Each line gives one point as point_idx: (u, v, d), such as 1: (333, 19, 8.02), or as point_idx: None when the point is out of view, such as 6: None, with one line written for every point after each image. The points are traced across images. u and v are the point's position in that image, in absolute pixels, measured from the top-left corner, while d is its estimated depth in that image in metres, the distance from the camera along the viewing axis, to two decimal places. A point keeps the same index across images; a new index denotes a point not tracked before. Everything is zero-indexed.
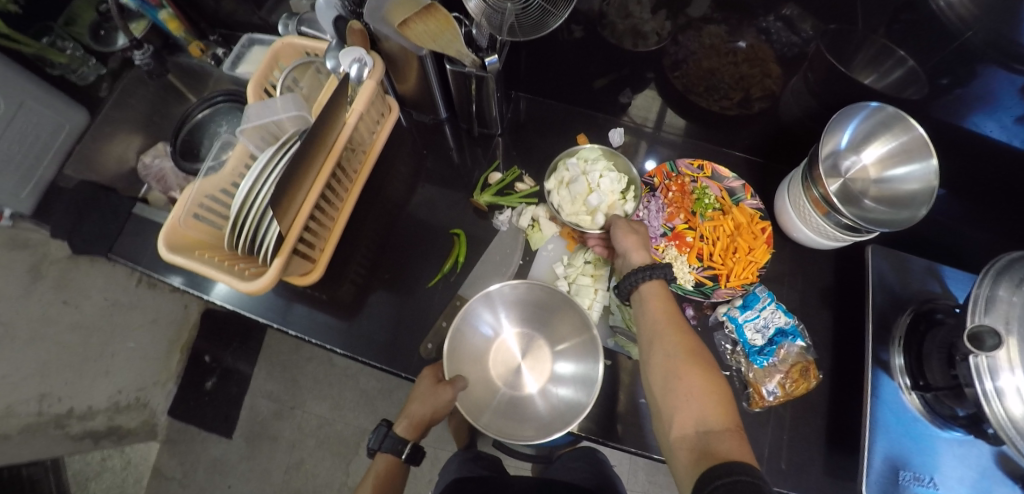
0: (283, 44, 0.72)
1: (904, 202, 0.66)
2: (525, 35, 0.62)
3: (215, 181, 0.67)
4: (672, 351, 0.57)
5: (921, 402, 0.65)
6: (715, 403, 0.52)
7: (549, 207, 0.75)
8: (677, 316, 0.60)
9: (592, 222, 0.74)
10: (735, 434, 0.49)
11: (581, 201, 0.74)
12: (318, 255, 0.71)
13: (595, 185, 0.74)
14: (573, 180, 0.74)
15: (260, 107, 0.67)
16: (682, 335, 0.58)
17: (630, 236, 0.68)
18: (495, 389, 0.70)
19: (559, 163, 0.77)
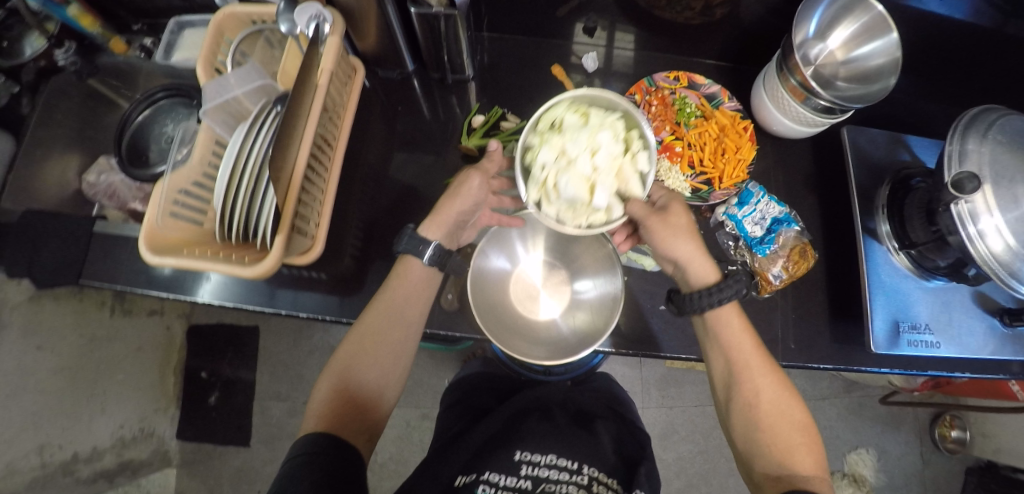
0: (225, 16, 0.66)
1: (873, 76, 0.70)
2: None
3: (186, 173, 0.62)
4: (766, 389, 0.62)
5: (909, 261, 0.71)
6: (797, 447, 0.58)
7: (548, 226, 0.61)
8: (760, 355, 0.64)
9: (608, 217, 0.61)
10: (823, 478, 0.56)
11: (584, 203, 0.60)
12: (315, 231, 0.69)
13: (592, 172, 0.60)
14: (563, 184, 0.59)
15: (217, 86, 0.62)
16: (766, 377, 0.62)
17: (681, 244, 0.64)
18: (523, 316, 0.73)
19: (531, 164, 0.61)
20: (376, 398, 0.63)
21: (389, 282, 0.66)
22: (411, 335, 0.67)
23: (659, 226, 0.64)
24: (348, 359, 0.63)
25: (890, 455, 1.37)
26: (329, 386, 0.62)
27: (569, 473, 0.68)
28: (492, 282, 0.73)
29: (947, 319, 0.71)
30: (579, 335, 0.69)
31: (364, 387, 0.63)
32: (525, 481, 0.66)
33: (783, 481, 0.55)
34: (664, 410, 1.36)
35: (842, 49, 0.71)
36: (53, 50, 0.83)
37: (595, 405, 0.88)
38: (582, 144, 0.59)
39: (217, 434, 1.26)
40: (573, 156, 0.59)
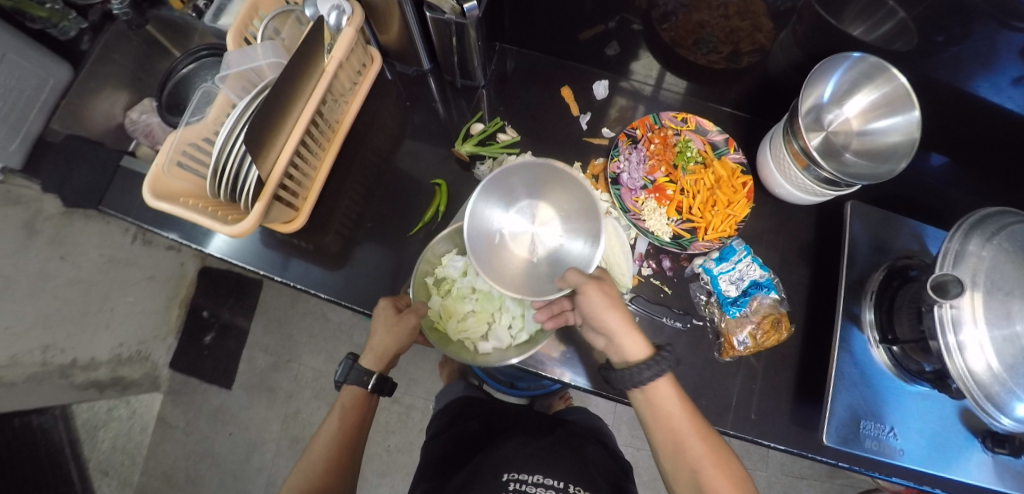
0: None
1: (884, 155, 0.66)
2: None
3: (197, 129, 0.68)
4: (697, 458, 0.59)
5: (888, 357, 0.67)
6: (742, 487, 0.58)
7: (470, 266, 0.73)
8: (694, 411, 0.61)
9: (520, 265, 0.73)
10: None
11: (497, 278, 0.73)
12: (301, 204, 0.73)
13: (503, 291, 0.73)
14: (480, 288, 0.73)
15: (240, 54, 0.67)
16: (703, 437, 0.60)
17: (613, 318, 0.62)
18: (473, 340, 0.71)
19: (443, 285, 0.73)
20: (351, 467, 0.68)
21: (334, 407, 0.71)
22: (359, 453, 0.70)
23: (591, 295, 0.61)
24: (335, 431, 0.68)
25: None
26: (316, 455, 0.67)
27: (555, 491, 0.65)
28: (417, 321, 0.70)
29: (917, 427, 0.67)
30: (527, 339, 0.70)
31: (342, 463, 0.67)
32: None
33: None
34: (630, 449, 1.33)
35: (860, 119, 0.67)
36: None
37: (582, 430, 0.89)
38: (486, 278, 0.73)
39: (205, 372, 1.35)
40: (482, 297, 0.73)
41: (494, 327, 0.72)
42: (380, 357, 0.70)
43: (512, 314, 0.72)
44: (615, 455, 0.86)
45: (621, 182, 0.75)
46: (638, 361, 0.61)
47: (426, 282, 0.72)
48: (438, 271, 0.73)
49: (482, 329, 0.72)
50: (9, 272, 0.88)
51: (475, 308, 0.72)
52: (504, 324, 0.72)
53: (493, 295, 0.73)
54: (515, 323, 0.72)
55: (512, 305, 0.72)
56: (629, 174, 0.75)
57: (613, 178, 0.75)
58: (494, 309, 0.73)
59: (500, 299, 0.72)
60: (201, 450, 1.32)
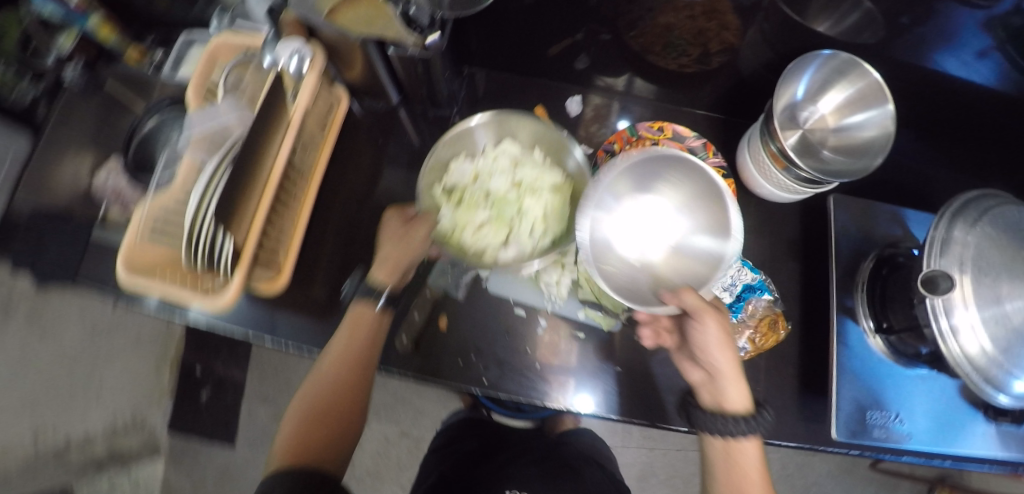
0: (220, 44, 0.68)
1: (861, 150, 0.66)
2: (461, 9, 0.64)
3: (168, 197, 0.64)
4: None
5: (886, 344, 0.67)
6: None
7: (481, 163, 0.71)
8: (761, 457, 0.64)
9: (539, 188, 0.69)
10: None
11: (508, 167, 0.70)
12: (282, 261, 0.69)
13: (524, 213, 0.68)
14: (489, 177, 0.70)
15: (201, 116, 0.65)
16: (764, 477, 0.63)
17: (726, 358, 0.61)
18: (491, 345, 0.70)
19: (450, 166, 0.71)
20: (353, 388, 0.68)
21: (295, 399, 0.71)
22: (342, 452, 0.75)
23: (709, 327, 0.59)
24: (337, 350, 0.65)
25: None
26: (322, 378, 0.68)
27: None
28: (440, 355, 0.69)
29: (922, 407, 0.67)
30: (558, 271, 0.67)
31: (351, 381, 0.67)
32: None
33: None
34: (644, 453, 1.32)
35: (835, 115, 0.68)
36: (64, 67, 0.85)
37: (579, 456, 0.92)
38: (500, 180, 0.70)
39: (205, 431, 1.32)
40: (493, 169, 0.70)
41: (514, 234, 0.68)
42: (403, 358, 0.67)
43: (533, 217, 0.68)
44: (614, 479, 0.91)
45: None
46: (742, 409, 0.62)
47: (435, 192, 0.69)
48: (447, 182, 0.70)
49: (502, 235, 0.67)
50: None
51: (490, 216, 0.68)
52: (523, 229, 0.67)
53: (509, 198, 0.69)
54: (538, 227, 0.68)
55: (530, 208, 0.68)
56: None
57: None
58: (512, 218, 0.68)
59: (517, 202, 0.68)
60: None
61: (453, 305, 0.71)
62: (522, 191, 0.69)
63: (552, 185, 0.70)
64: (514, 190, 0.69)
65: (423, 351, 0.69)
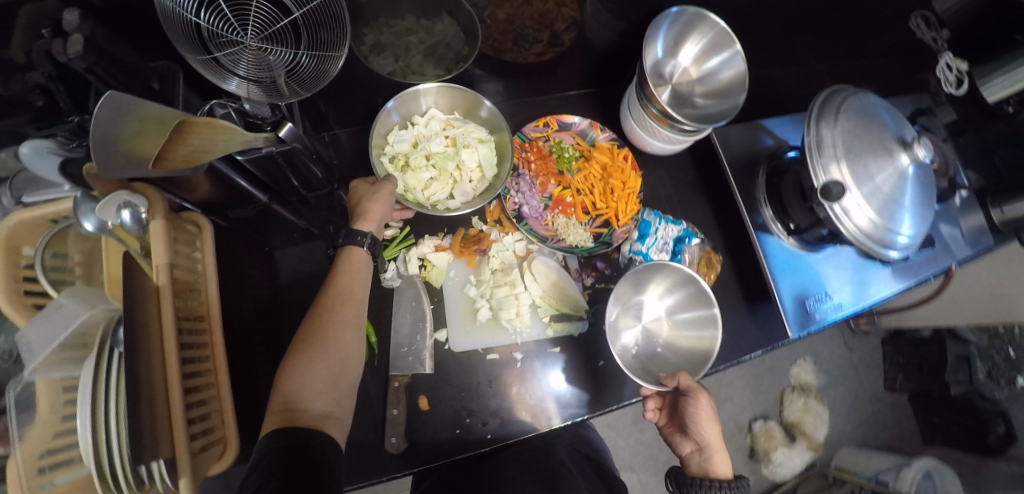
0: (11, 227, 0.54)
1: (726, 91, 0.71)
2: (308, 89, 0.58)
3: (38, 435, 0.49)
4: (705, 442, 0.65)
5: (797, 240, 0.76)
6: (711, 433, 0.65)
7: (418, 134, 0.70)
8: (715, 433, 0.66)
9: (477, 150, 0.70)
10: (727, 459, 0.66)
11: (442, 132, 0.71)
12: (222, 430, 0.60)
13: (464, 163, 0.70)
14: (428, 139, 0.70)
15: (39, 325, 0.51)
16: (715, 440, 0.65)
17: (710, 428, 0.65)
18: (470, 372, 0.68)
19: (384, 140, 0.70)
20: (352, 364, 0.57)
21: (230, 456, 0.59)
22: None
23: (699, 401, 0.64)
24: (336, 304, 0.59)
25: (822, 352, 1.36)
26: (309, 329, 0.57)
27: None
28: (424, 427, 0.64)
29: (839, 277, 0.77)
30: (487, 184, 0.72)
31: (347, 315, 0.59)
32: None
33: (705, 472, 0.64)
34: None
35: (695, 65, 0.72)
36: None
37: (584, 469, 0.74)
38: (437, 140, 0.70)
39: None
40: (429, 139, 0.70)
41: (458, 185, 0.71)
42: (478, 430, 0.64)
43: (471, 168, 0.70)
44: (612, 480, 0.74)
45: (525, 215, 0.73)
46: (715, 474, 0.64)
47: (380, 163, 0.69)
48: (388, 151, 0.70)
49: (448, 188, 0.71)
50: None
51: (434, 172, 0.70)
52: (465, 178, 0.70)
53: (447, 153, 0.70)
54: (476, 174, 0.71)
55: (468, 157, 0.70)
56: (529, 203, 0.73)
57: (516, 215, 0.73)
58: (452, 167, 0.70)
59: (455, 154, 0.70)
60: None
61: (425, 381, 0.67)
62: (459, 151, 0.70)
63: (480, 137, 0.71)
64: (451, 145, 0.70)
65: (417, 439, 0.64)
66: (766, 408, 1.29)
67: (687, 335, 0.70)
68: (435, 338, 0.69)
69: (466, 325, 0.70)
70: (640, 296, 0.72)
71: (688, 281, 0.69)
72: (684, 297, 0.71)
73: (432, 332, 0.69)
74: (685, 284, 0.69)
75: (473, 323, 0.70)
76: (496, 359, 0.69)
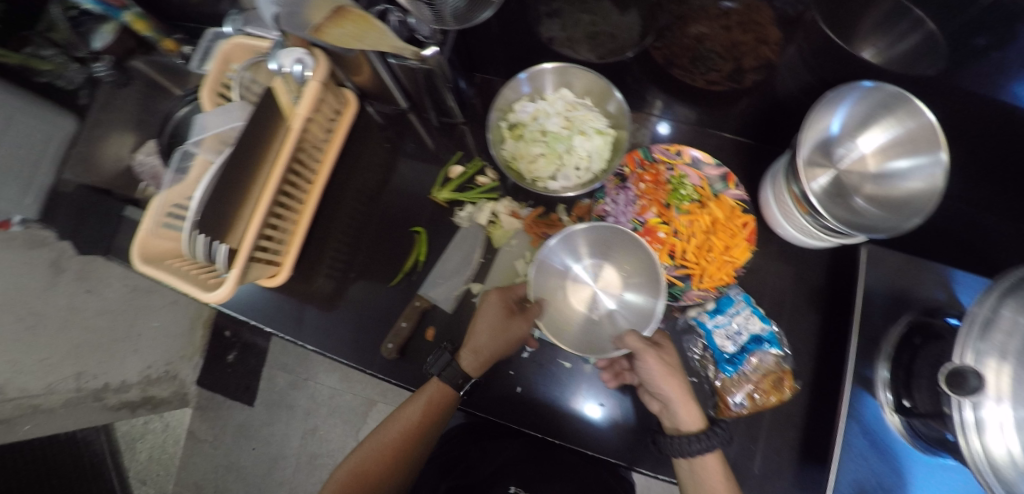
0: (233, 46, 0.72)
1: (901, 205, 0.57)
2: (459, 23, 0.58)
3: (181, 190, 0.70)
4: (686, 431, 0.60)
5: (904, 424, 0.60)
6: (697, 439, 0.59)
7: (539, 108, 0.69)
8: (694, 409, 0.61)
9: (590, 137, 0.67)
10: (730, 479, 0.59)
11: (561, 110, 0.69)
12: (283, 257, 0.72)
13: (574, 147, 0.68)
14: (546, 116, 0.69)
15: (214, 115, 0.69)
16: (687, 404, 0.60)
17: (670, 384, 0.60)
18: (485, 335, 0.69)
19: (508, 108, 0.70)
20: (406, 471, 0.65)
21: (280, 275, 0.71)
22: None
23: (646, 355, 0.59)
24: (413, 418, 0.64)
25: None
26: (393, 429, 0.66)
27: None
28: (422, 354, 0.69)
29: None
30: (593, 178, 0.69)
31: (419, 434, 0.65)
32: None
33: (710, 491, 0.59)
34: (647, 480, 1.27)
35: (876, 157, 0.60)
36: (93, 62, 0.90)
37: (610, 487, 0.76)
38: (555, 120, 0.68)
39: (228, 390, 1.39)
40: (547, 114, 0.69)
41: (562, 168, 0.69)
42: (483, 358, 0.64)
43: (581, 156, 0.68)
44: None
45: (606, 226, 0.69)
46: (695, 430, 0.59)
47: (497, 127, 0.70)
48: (508, 117, 0.70)
49: (552, 169, 0.69)
50: (38, 308, 1.01)
51: (544, 150, 0.69)
52: (571, 163, 0.68)
53: (559, 135, 0.68)
54: (585, 162, 0.68)
55: (580, 143, 0.67)
56: (617, 217, 0.69)
57: (598, 222, 0.70)
58: (562, 148, 0.68)
59: (568, 137, 0.68)
60: (228, 463, 1.39)
61: (443, 317, 0.71)
62: (572, 135, 0.68)
63: (598, 128, 0.68)
64: (566, 128, 0.68)
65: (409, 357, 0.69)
66: None
67: (631, 305, 0.66)
68: (469, 286, 0.72)
69: None
70: (584, 262, 0.68)
71: (630, 242, 0.65)
72: (630, 258, 0.66)
73: (468, 280, 0.72)
74: (624, 244, 0.66)
75: None
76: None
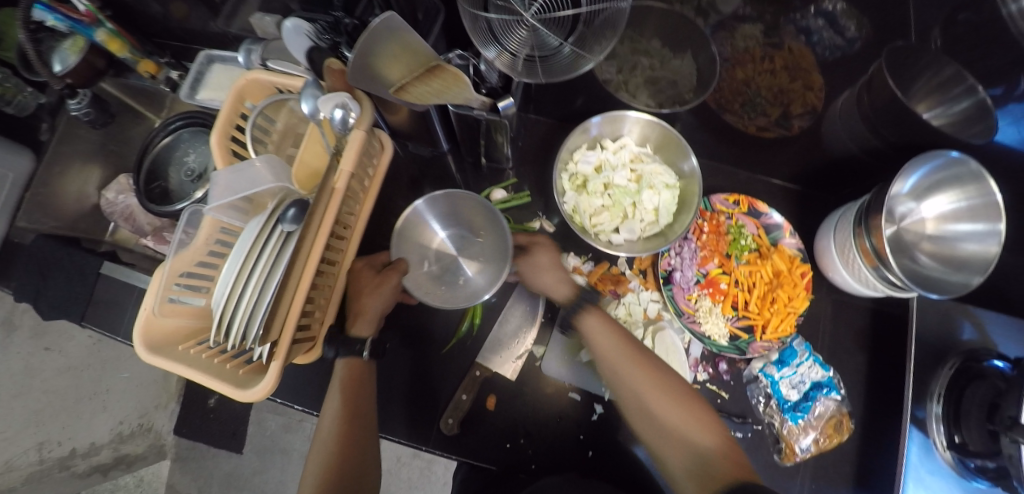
0: (247, 81, 0.62)
1: (960, 263, 0.62)
2: (548, 75, 0.56)
3: (188, 256, 0.59)
4: (666, 413, 0.57)
5: (956, 459, 0.63)
6: (688, 424, 0.56)
7: (606, 159, 0.68)
8: (661, 372, 0.59)
9: (656, 191, 0.66)
10: (727, 451, 0.54)
11: (629, 162, 0.68)
12: (319, 330, 0.63)
13: (640, 201, 0.66)
14: (614, 167, 0.67)
15: (231, 175, 0.57)
16: (643, 369, 0.59)
17: (545, 276, 0.64)
18: (553, 403, 0.65)
19: (575, 156, 0.68)
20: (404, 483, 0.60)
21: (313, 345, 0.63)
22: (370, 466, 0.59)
23: (528, 270, 0.65)
24: (337, 411, 0.57)
25: None
26: (326, 443, 0.58)
27: None
28: (482, 430, 0.64)
29: None
30: (656, 233, 0.68)
31: (353, 435, 0.58)
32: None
33: (686, 449, 0.55)
34: None
35: (936, 220, 0.64)
36: (68, 99, 0.78)
37: None
38: (622, 173, 0.67)
39: (213, 439, 1.20)
40: (615, 166, 0.67)
41: (627, 221, 0.67)
42: (367, 320, 0.61)
43: (647, 210, 0.66)
44: None
45: (674, 280, 0.68)
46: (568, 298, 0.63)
47: (561, 177, 0.68)
48: (570, 169, 0.68)
49: (616, 222, 0.67)
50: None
51: (607, 202, 0.67)
52: (638, 217, 0.66)
53: (627, 189, 0.67)
54: (650, 217, 0.67)
55: (648, 197, 0.66)
56: (683, 271, 0.68)
57: (665, 276, 0.68)
58: (629, 202, 0.67)
59: (635, 192, 0.66)
60: None
61: (503, 384, 0.66)
62: (641, 189, 0.66)
63: (667, 182, 0.67)
64: (635, 182, 0.67)
65: (470, 430, 0.64)
66: None
67: (489, 270, 0.69)
68: (531, 349, 0.67)
69: (565, 356, 0.67)
70: (449, 231, 0.72)
71: (478, 205, 0.68)
72: (473, 215, 0.70)
73: (531, 342, 0.67)
74: (475, 210, 0.69)
75: (572, 358, 0.67)
76: (577, 400, 0.66)
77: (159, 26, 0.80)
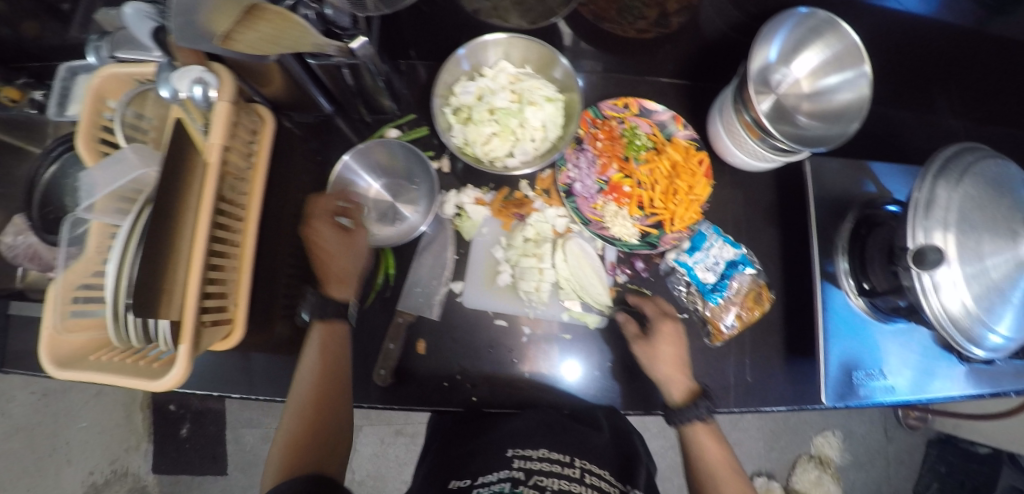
0: (104, 78, 0.60)
1: (838, 115, 0.63)
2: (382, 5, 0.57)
3: (82, 268, 0.56)
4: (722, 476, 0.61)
5: (867, 303, 0.66)
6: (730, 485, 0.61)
7: (485, 86, 0.67)
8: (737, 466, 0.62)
9: (540, 106, 0.67)
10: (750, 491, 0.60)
11: (507, 83, 0.67)
12: (234, 311, 0.63)
13: (526, 120, 0.67)
14: (495, 92, 0.67)
15: (105, 169, 0.57)
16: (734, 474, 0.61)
17: (665, 361, 0.62)
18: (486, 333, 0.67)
19: (453, 90, 0.67)
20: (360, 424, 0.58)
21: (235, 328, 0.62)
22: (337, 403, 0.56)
23: (643, 353, 0.62)
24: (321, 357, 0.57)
25: (857, 435, 1.28)
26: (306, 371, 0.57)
27: (561, 465, 0.53)
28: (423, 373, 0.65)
29: (904, 358, 0.67)
30: (549, 148, 0.68)
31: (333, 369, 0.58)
32: (516, 474, 0.51)
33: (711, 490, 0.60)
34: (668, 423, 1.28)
35: (809, 78, 0.65)
36: None
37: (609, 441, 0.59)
38: (503, 96, 0.67)
39: (193, 466, 1.20)
40: (495, 90, 0.67)
41: (518, 143, 0.68)
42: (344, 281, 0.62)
43: (535, 127, 0.67)
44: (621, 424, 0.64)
45: (575, 193, 0.69)
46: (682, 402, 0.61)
47: (443, 113, 0.67)
48: (451, 102, 0.68)
49: (508, 146, 0.68)
50: None
51: (496, 128, 0.67)
52: (527, 136, 0.67)
53: (510, 109, 0.66)
54: (539, 133, 0.68)
55: (533, 114, 0.66)
56: (583, 182, 0.70)
57: (566, 190, 0.69)
58: (515, 124, 0.67)
59: (519, 111, 0.66)
60: None
61: (430, 325, 0.66)
62: (524, 106, 0.66)
63: (549, 95, 0.67)
64: (517, 102, 0.67)
65: (405, 378, 0.64)
66: (774, 466, 1.25)
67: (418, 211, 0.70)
68: (451, 288, 0.68)
69: (485, 286, 0.69)
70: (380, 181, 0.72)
71: (406, 151, 0.70)
72: (401, 163, 0.71)
73: (449, 281, 0.68)
74: (399, 155, 0.71)
75: (490, 285, 0.69)
76: (504, 326, 0.67)
77: (12, 48, 0.76)
